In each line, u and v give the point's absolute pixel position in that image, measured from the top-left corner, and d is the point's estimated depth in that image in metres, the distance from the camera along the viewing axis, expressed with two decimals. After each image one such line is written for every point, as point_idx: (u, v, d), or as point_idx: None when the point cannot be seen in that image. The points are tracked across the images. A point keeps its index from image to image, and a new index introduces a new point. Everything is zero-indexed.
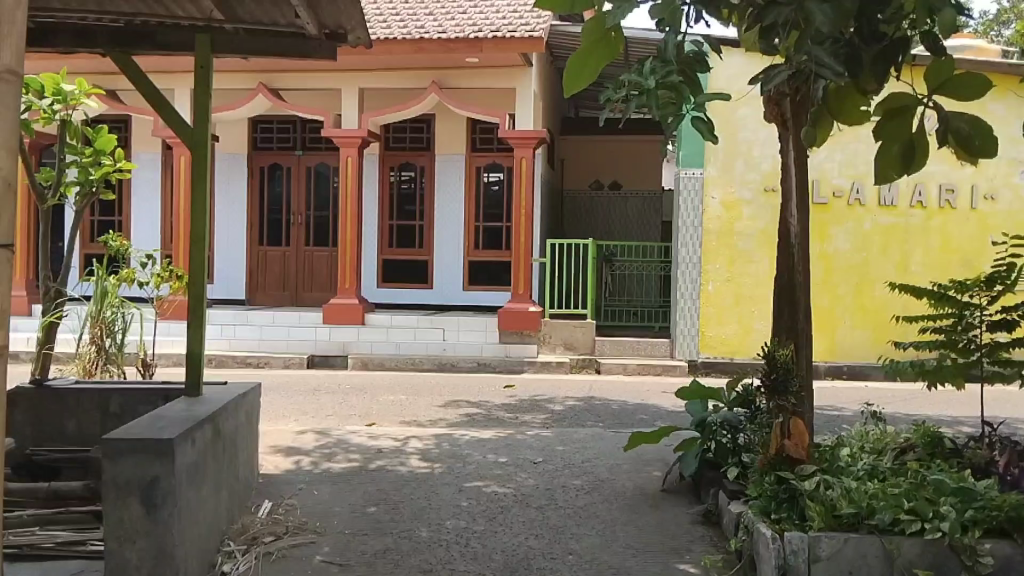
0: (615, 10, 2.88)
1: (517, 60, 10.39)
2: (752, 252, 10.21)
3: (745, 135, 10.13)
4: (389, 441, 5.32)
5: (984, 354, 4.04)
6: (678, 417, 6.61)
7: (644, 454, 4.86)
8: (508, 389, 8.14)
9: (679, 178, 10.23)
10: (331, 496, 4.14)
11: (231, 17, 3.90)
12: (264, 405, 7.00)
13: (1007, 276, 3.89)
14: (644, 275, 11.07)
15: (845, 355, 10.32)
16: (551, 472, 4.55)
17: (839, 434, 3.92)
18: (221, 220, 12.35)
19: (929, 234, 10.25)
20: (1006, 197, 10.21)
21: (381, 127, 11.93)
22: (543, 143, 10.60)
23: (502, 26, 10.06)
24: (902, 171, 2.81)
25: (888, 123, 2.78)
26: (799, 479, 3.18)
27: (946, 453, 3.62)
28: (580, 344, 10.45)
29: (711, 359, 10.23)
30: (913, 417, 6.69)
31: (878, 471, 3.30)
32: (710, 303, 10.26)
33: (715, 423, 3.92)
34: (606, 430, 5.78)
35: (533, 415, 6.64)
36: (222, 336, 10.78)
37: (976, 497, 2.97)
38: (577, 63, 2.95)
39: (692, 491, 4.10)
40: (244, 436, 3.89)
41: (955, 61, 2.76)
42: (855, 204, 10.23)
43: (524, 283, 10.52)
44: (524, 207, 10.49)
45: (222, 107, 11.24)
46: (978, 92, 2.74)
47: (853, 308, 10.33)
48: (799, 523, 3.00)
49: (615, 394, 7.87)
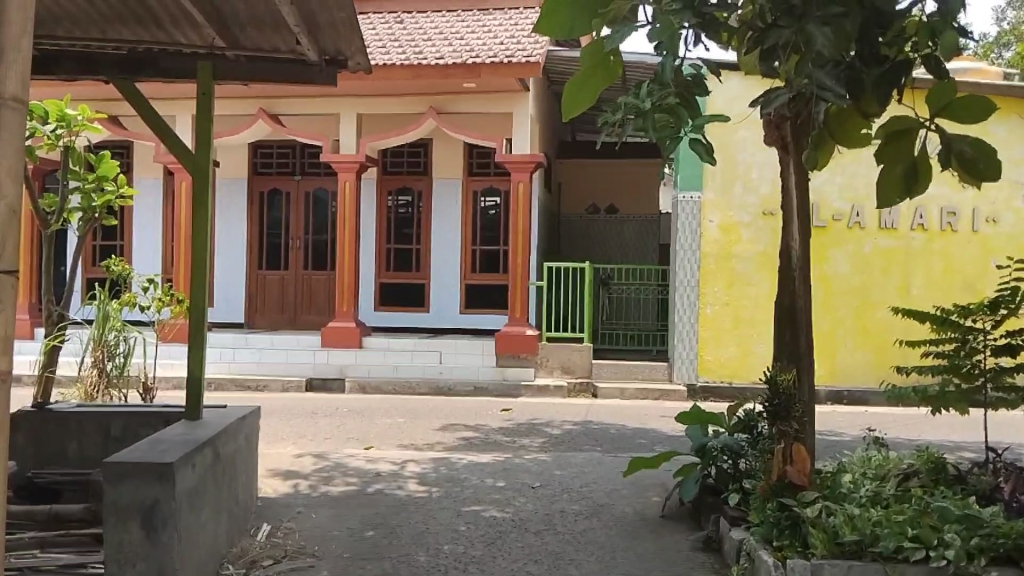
0: (613, 36, 2.87)
1: (515, 86, 10.46)
2: (750, 274, 10.16)
3: (743, 158, 10.11)
4: (386, 464, 5.32)
5: (988, 379, 3.98)
6: (676, 442, 6.57)
7: (643, 478, 4.82)
8: (506, 412, 8.12)
9: (676, 201, 10.23)
10: (329, 520, 4.14)
11: (233, 44, 3.96)
12: (263, 428, 7.02)
13: (1011, 301, 3.83)
14: (642, 297, 11.03)
15: (845, 378, 10.19)
16: (550, 496, 4.52)
17: (841, 461, 3.86)
18: (225, 241, 12.44)
19: (930, 257, 10.15)
20: (1008, 219, 10.11)
21: (380, 151, 12.03)
22: (540, 167, 10.64)
23: (500, 51, 10.15)
24: (904, 195, 2.80)
25: (890, 146, 2.77)
26: (802, 506, 3.12)
27: (950, 480, 3.57)
28: (577, 367, 10.38)
29: (709, 382, 10.15)
30: (914, 442, 6.61)
31: (881, 498, 3.24)
32: (708, 325, 10.20)
33: (715, 449, 3.88)
34: (603, 454, 5.76)
35: (530, 439, 6.62)
36: (221, 360, 10.82)
37: (981, 524, 2.90)
38: (576, 84, 2.99)
39: (691, 516, 4.06)
40: (243, 459, 3.90)
41: (958, 84, 2.74)
42: (854, 227, 10.14)
43: (520, 307, 10.54)
44: (521, 229, 10.53)
45: (222, 133, 11.39)
46: (977, 116, 2.74)
47: (854, 331, 10.22)
48: (801, 550, 2.95)
49: (614, 418, 7.83)
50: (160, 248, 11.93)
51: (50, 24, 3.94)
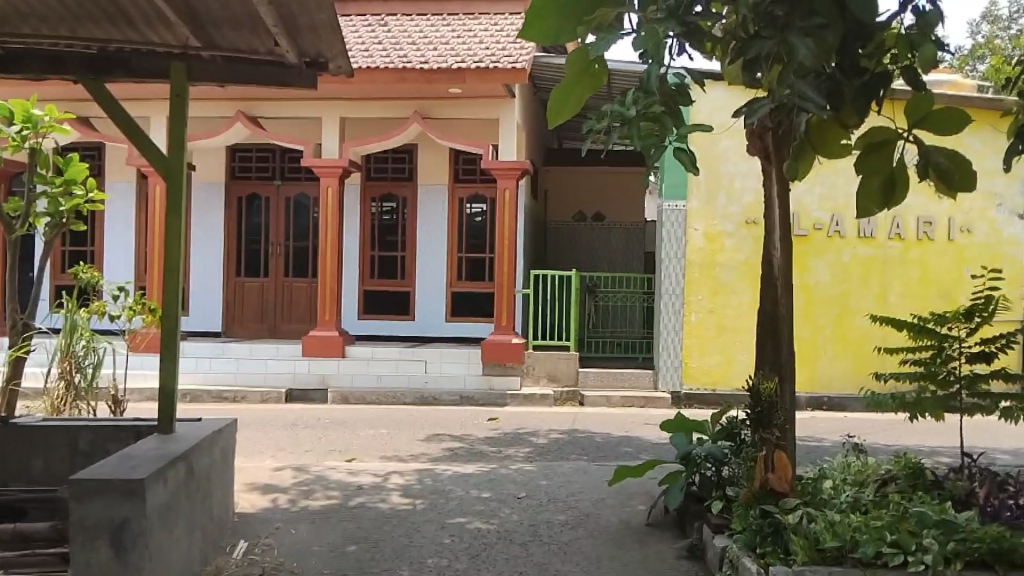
0: (597, 42, 2.84)
1: (501, 92, 10.45)
2: (733, 283, 10.29)
3: (729, 168, 10.23)
4: (368, 477, 5.23)
5: (963, 385, 4.08)
6: (661, 450, 6.60)
7: (628, 487, 4.82)
8: (492, 422, 8.07)
9: (662, 211, 10.32)
10: (308, 535, 4.04)
11: (209, 44, 3.85)
12: (240, 440, 6.86)
13: (985, 309, 3.93)
14: (626, 307, 11.12)
15: (825, 385, 10.41)
16: (535, 507, 4.49)
17: (821, 467, 3.88)
18: (194, 246, 12.12)
19: (907, 266, 10.41)
20: (981, 230, 10.43)
21: (363, 156, 11.86)
22: (526, 174, 10.62)
23: (486, 56, 10.15)
24: (884, 207, 2.86)
25: (869, 158, 2.82)
26: (783, 513, 3.14)
27: (927, 485, 3.64)
28: (562, 376, 10.42)
29: (693, 390, 10.25)
30: (894, 448, 6.74)
31: (860, 504, 3.28)
32: (692, 333, 10.30)
33: (698, 457, 3.90)
34: (589, 463, 5.75)
35: (516, 449, 6.57)
36: (197, 369, 10.56)
37: (957, 529, 2.95)
38: (561, 92, 2.97)
39: (676, 524, 4.08)
40: (217, 473, 3.78)
41: (935, 96, 2.79)
42: (833, 236, 10.35)
43: (507, 315, 10.50)
44: (507, 236, 10.49)
45: (199, 135, 11.12)
46: (953, 127, 2.79)
47: (833, 339, 10.43)
48: (783, 556, 2.96)
49: (597, 427, 7.83)
50: (133, 254, 11.61)
51: (15, 21, 3.78)
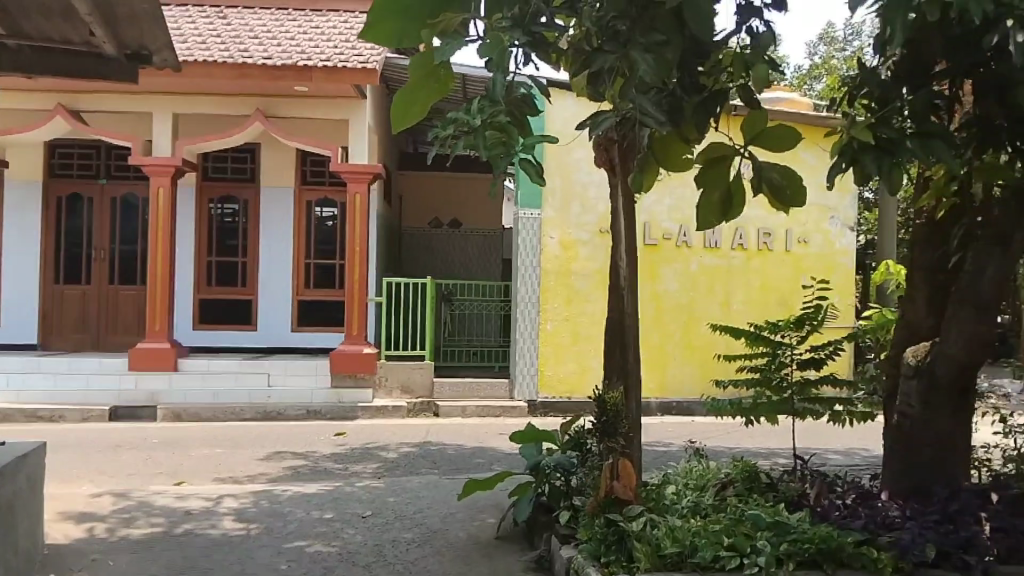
0: (444, 46, 2.80)
1: (352, 92, 10.17)
2: (587, 292, 10.48)
3: (582, 177, 10.40)
4: (200, 501, 4.97)
5: (796, 391, 4.26)
6: (512, 460, 6.65)
7: (477, 501, 4.79)
8: (339, 437, 7.87)
9: (517, 218, 10.31)
10: (130, 567, 3.78)
11: (14, 32, 3.57)
12: (52, 466, 6.35)
13: (814, 317, 4.19)
14: (483, 314, 11.00)
15: (674, 390, 10.76)
16: (381, 526, 4.39)
17: (666, 473, 3.97)
18: (11, 251, 11.23)
19: (749, 275, 10.89)
20: (816, 241, 11.07)
21: (200, 155, 11.35)
22: (378, 178, 10.41)
23: (334, 55, 9.84)
24: (721, 219, 2.94)
25: (709, 171, 2.90)
26: (627, 521, 3.17)
27: (763, 487, 3.80)
28: (417, 387, 10.27)
29: (549, 398, 10.36)
30: (731, 452, 7.08)
31: (700, 508, 3.37)
32: (548, 342, 10.41)
33: (547, 467, 3.91)
34: (439, 477, 5.70)
35: (363, 465, 6.45)
36: (9, 386, 9.86)
37: (789, 530, 3.08)
38: (405, 95, 2.90)
39: (524, 537, 4.08)
40: (23, 503, 3.47)
41: (768, 114, 2.91)
42: (682, 246, 10.69)
43: (357, 324, 10.26)
44: (357, 244, 10.29)
45: (13, 129, 10.28)
46: (785, 144, 2.89)
47: (682, 346, 10.78)
48: (626, 565, 2.99)
49: (447, 438, 7.81)
50: None
51: None
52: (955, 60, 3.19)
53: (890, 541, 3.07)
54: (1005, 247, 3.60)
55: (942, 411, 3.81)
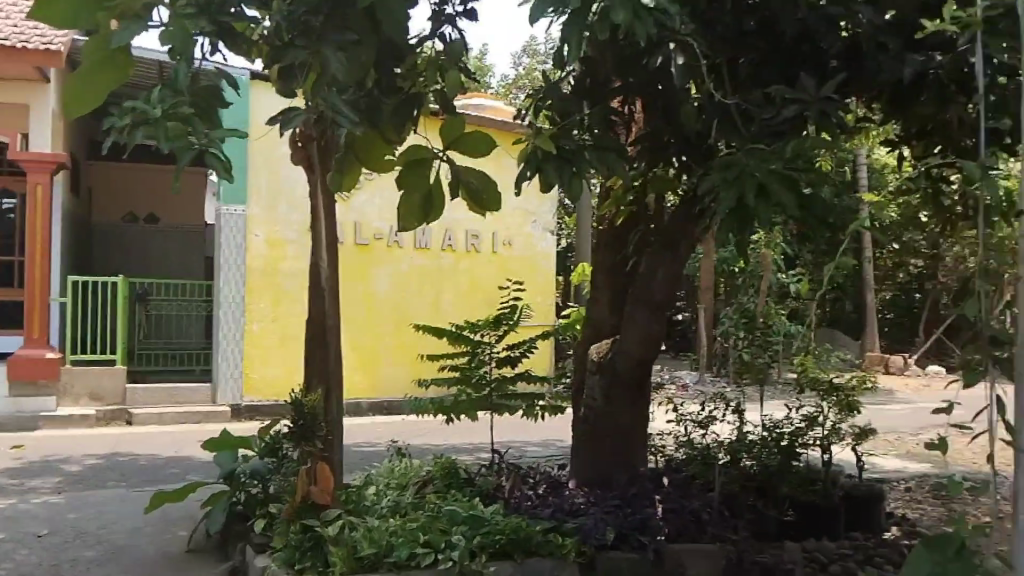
0: (120, 29, 2.62)
1: (33, 74, 9.50)
2: (295, 291, 10.67)
3: (289, 175, 10.54)
4: None
5: (495, 388, 4.54)
6: (210, 467, 6.66)
7: (166, 514, 4.92)
8: (16, 450, 7.38)
9: (220, 214, 10.20)
10: None
11: None
12: None
13: (511, 316, 4.52)
14: (183, 316, 10.59)
15: (385, 390, 11.07)
16: (59, 545, 4.36)
17: (369, 473, 4.21)
18: None
19: (459, 276, 11.56)
20: (519, 244, 12.05)
21: None
22: (64, 168, 9.91)
23: (11, 34, 9.12)
24: (421, 221, 2.99)
25: (410, 172, 2.92)
26: (323, 525, 3.45)
27: (460, 483, 4.21)
28: (108, 395, 9.87)
29: (255, 401, 10.40)
30: (432, 449, 7.56)
31: (399, 506, 3.71)
32: (254, 343, 10.43)
33: (242, 476, 4.08)
34: (125, 490, 5.68)
35: (41, 480, 6.07)
36: None
37: (482, 523, 3.51)
38: (82, 79, 2.78)
39: (217, 548, 4.26)
40: None
41: (466, 120, 2.98)
42: (393, 246, 11.02)
43: (37, 325, 9.65)
44: (39, 235, 9.71)
45: None
46: (480, 148, 2.96)
47: (392, 346, 11.14)
48: (323, 569, 3.25)
49: (146, 447, 7.62)
50: None
51: None
52: (630, 76, 3.68)
53: (575, 527, 3.65)
54: (674, 252, 4.19)
55: (621, 404, 4.43)
